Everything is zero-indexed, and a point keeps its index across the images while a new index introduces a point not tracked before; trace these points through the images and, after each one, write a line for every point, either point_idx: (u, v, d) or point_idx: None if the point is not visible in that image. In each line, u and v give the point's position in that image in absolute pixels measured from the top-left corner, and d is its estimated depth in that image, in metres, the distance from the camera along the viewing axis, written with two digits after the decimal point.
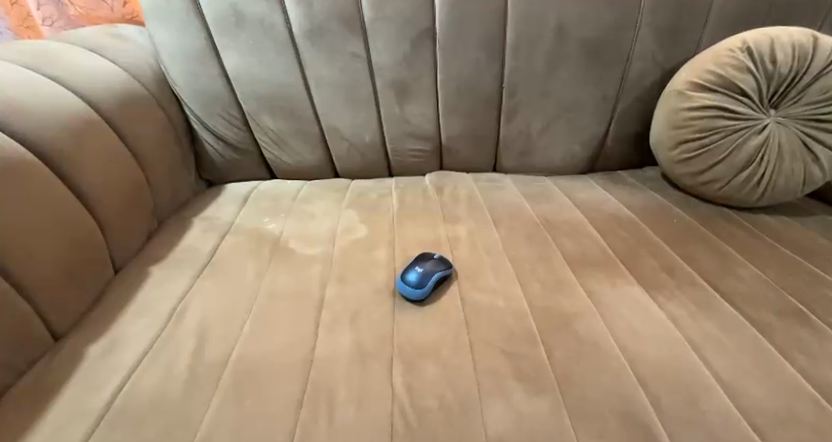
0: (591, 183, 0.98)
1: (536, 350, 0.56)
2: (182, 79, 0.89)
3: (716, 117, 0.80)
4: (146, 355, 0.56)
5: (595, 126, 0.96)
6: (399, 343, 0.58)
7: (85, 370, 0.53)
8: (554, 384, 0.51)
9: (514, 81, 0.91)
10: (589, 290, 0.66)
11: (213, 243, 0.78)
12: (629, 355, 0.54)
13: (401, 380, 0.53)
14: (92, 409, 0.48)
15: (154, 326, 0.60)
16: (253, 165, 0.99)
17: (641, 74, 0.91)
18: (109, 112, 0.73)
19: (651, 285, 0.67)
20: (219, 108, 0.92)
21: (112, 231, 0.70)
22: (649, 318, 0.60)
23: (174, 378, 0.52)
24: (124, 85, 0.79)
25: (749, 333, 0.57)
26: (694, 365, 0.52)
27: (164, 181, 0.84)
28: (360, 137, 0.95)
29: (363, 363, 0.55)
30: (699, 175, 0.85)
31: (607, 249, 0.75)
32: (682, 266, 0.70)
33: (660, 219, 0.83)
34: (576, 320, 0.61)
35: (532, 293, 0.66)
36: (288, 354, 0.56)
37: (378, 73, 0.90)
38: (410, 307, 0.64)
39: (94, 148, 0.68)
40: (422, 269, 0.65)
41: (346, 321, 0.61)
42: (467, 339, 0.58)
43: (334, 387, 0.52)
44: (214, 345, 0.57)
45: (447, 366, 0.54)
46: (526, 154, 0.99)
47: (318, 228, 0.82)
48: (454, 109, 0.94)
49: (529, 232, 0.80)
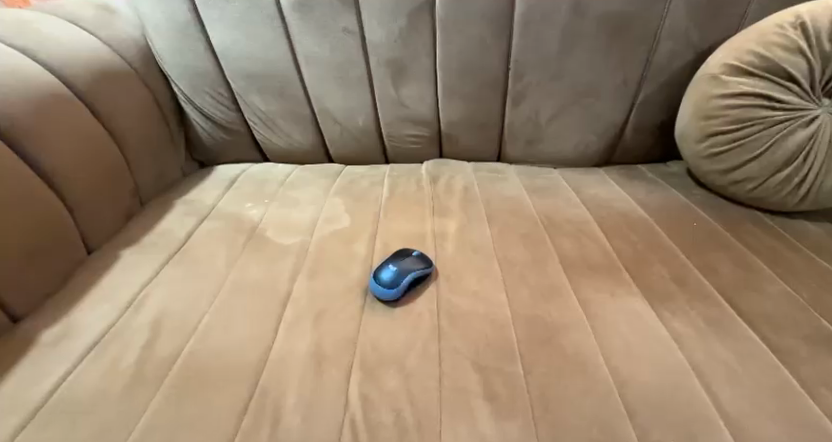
0: (604, 178, 0.88)
1: (512, 365, 0.49)
2: (169, 56, 0.86)
3: (752, 106, 0.69)
4: (96, 346, 0.53)
5: (612, 114, 0.86)
6: (361, 347, 0.53)
7: (33, 358, 0.51)
8: (528, 404, 0.44)
9: (522, 61, 0.82)
10: (584, 300, 0.59)
11: (190, 227, 0.75)
12: (620, 377, 0.47)
13: (356, 389, 0.47)
14: (28, 403, 0.45)
15: (111, 315, 0.58)
16: (243, 147, 0.95)
17: (669, 55, 0.80)
18: (85, 89, 0.72)
19: (657, 298, 0.58)
20: (207, 87, 0.88)
21: (82, 212, 0.68)
22: (649, 336, 0.52)
23: (119, 374, 0.49)
24: (102, 60, 0.76)
25: (768, 361, 0.48)
26: (698, 393, 0.44)
27: (146, 161, 0.82)
28: (354, 121, 0.90)
29: (318, 368, 0.50)
30: (729, 173, 0.74)
31: (611, 252, 0.67)
32: (696, 277, 0.61)
33: (677, 222, 0.74)
34: (563, 333, 0.53)
35: (517, 300, 0.59)
36: (241, 353, 0.52)
37: (372, 51, 0.83)
38: (380, 308, 0.59)
39: (63, 125, 0.66)
40: (396, 267, 0.60)
41: (309, 320, 0.57)
42: (436, 348, 0.52)
43: (281, 392, 0.47)
44: (168, 339, 0.54)
45: (409, 377, 0.49)
46: (533, 143, 0.90)
47: (299, 216, 0.77)
48: (455, 91, 0.86)
49: (525, 230, 0.72)
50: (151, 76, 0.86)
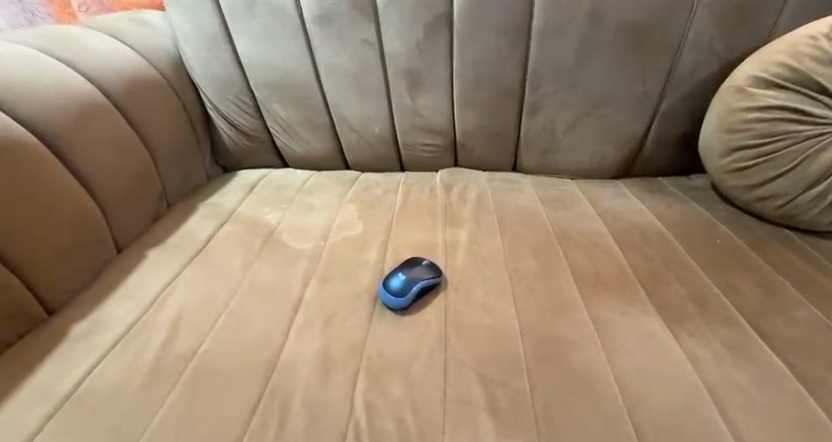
0: (622, 190, 0.87)
1: (518, 379, 0.49)
2: (197, 66, 0.90)
3: (781, 120, 0.66)
4: (120, 341, 0.56)
5: (632, 125, 0.84)
6: (368, 355, 0.54)
7: (62, 350, 0.54)
8: (533, 420, 0.44)
9: (539, 71, 0.82)
10: (594, 315, 0.58)
11: (210, 230, 0.77)
12: (628, 398, 0.46)
13: (362, 396, 0.48)
14: (57, 392, 0.48)
15: (135, 311, 0.60)
16: (264, 153, 0.98)
17: (692, 66, 0.78)
18: (120, 98, 0.76)
19: (671, 317, 0.57)
20: (232, 95, 0.92)
21: (112, 212, 0.72)
22: (661, 357, 0.51)
23: (139, 369, 0.51)
24: (135, 69, 0.81)
25: (790, 388, 0.46)
26: (711, 418, 0.43)
27: (173, 165, 0.86)
28: (370, 129, 0.91)
29: (326, 373, 0.51)
30: (755, 189, 0.70)
31: (625, 267, 0.66)
32: (714, 296, 0.59)
33: (697, 237, 0.71)
34: (571, 349, 0.53)
35: (525, 313, 0.58)
36: (253, 355, 0.54)
37: (390, 62, 0.85)
38: (389, 316, 0.59)
39: (96, 130, 0.70)
40: (406, 275, 0.60)
41: (319, 325, 0.58)
42: (441, 359, 0.52)
43: (291, 397, 0.48)
44: (185, 337, 0.56)
45: (414, 387, 0.49)
46: (549, 154, 0.89)
47: (315, 221, 0.79)
48: (471, 101, 0.86)
49: (538, 242, 0.72)
50: (181, 84, 0.90)
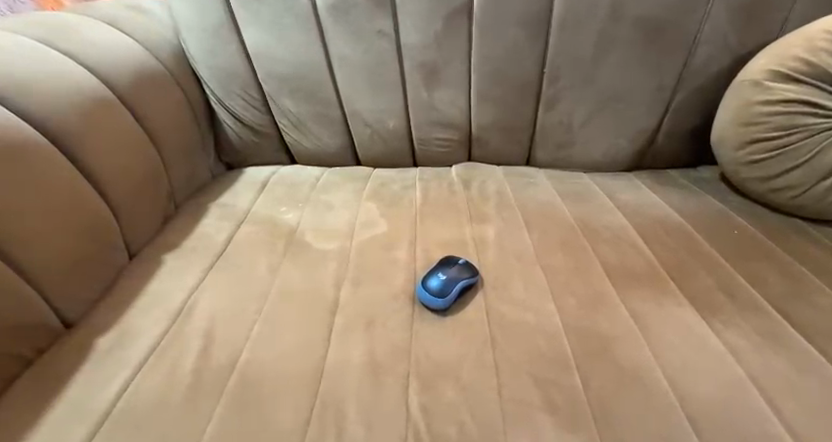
0: (636, 183, 0.89)
1: (571, 377, 0.50)
2: (201, 57, 0.86)
3: (798, 114, 0.68)
4: (153, 353, 0.53)
5: (646, 119, 0.86)
6: (416, 357, 0.53)
7: (90, 366, 0.51)
8: (591, 418, 0.45)
9: (557, 64, 0.82)
10: (631, 309, 0.59)
11: (228, 232, 0.74)
12: (678, 391, 0.47)
13: (417, 400, 0.47)
14: (95, 410, 0.45)
15: (162, 322, 0.57)
16: (271, 149, 0.95)
17: (706, 60, 0.79)
18: (124, 91, 0.71)
19: (704, 308, 0.59)
20: (237, 87, 0.88)
21: (123, 215, 0.67)
22: (701, 349, 0.53)
23: (177, 383, 0.49)
24: (137, 60, 0.76)
25: (827, 374, 0.48)
26: (761, 409, 0.44)
27: (179, 163, 0.82)
28: (385, 124, 0.89)
29: (376, 378, 0.50)
30: (769, 181, 0.73)
31: (653, 260, 0.68)
32: (742, 287, 0.62)
33: (715, 228, 0.74)
34: (615, 345, 0.54)
35: (566, 310, 0.59)
36: (298, 362, 0.52)
37: (406, 54, 0.83)
38: (430, 317, 0.59)
39: (102, 127, 0.65)
40: (445, 275, 0.60)
41: (360, 329, 0.57)
42: (491, 359, 0.52)
43: (344, 404, 0.47)
44: (222, 348, 0.54)
45: (468, 388, 0.49)
46: (563, 147, 0.90)
47: (336, 221, 0.77)
48: (488, 94, 0.86)
49: (564, 237, 0.73)
50: (183, 77, 0.86)
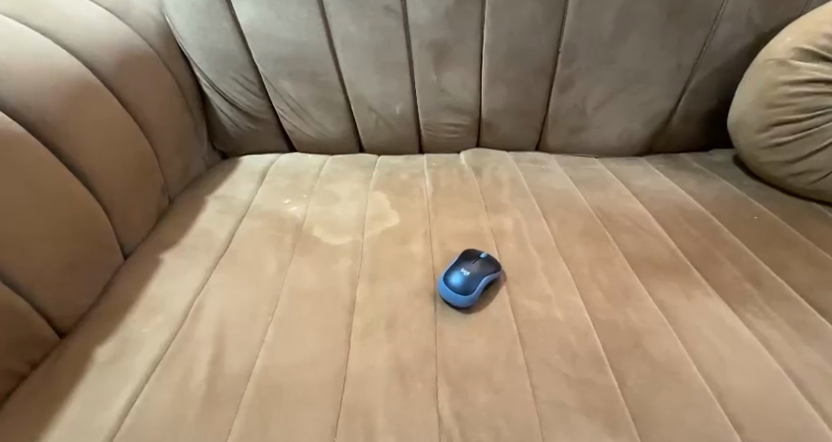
0: (650, 168, 0.87)
1: (605, 375, 0.47)
2: (190, 36, 0.80)
3: (825, 94, 0.67)
4: (159, 363, 0.49)
5: (661, 102, 0.85)
6: (443, 358, 0.50)
7: (92, 378, 0.47)
8: (631, 421, 0.42)
9: (573, 44, 0.80)
10: (659, 301, 0.58)
11: (230, 227, 0.70)
12: (717, 387, 0.45)
13: (448, 406, 0.44)
14: (101, 430, 0.40)
15: (167, 327, 0.53)
16: (270, 137, 0.90)
17: (728, 37, 0.79)
18: (109, 75, 0.65)
19: (733, 298, 0.58)
20: (232, 71, 0.83)
21: (116, 211, 0.62)
22: (736, 341, 0.51)
23: (189, 392, 0.45)
24: (119, 40, 0.69)
25: None
26: (806, 405, 0.43)
27: (172, 153, 0.76)
28: (392, 109, 0.86)
29: (402, 382, 0.47)
30: (791, 165, 0.73)
31: (675, 249, 0.67)
32: (769, 276, 0.61)
33: (735, 215, 0.73)
34: (647, 338, 0.52)
35: (594, 303, 0.57)
36: (316, 369, 0.49)
37: (414, 33, 0.80)
38: (454, 315, 0.56)
39: (91, 115, 0.60)
40: (468, 271, 0.57)
41: (381, 330, 0.54)
42: (522, 358, 0.50)
43: (372, 410, 0.44)
44: (235, 353, 0.50)
45: (501, 390, 0.46)
46: (577, 131, 0.89)
47: (345, 214, 0.74)
48: (501, 76, 0.84)
49: (584, 227, 0.71)
50: (172, 59, 0.80)
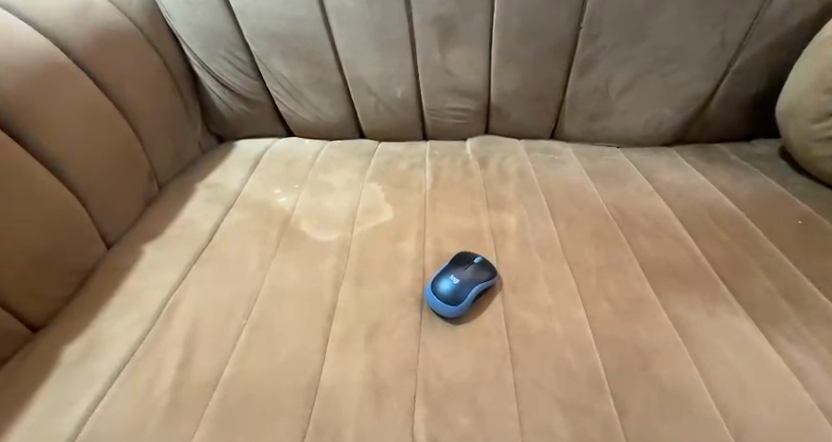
0: (677, 161, 0.79)
1: (605, 401, 0.41)
2: (179, 14, 0.76)
3: None
4: (126, 365, 0.46)
5: (696, 85, 0.75)
6: (423, 373, 0.46)
7: (56, 379, 0.44)
8: None
9: (597, 18, 0.71)
10: (675, 317, 0.51)
11: (216, 217, 0.67)
12: (739, 421, 0.39)
13: (423, 429, 0.39)
14: (54, 437, 0.38)
15: (139, 325, 0.51)
16: (267, 120, 0.86)
17: (784, 9, 0.68)
18: (85, 56, 0.61)
19: (765, 317, 0.50)
20: (224, 50, 0.78)
21: (96, 200, 0.60)
22: (764, 367, 0.44)
23: (150, 398, 0.42)
24: (96, 15, 0.66)
25: None
26: None
27: (160, 138, 0.73)
28: (393, 92, 0.80)
29: (376, 398, 0.43)
30: None
31: (699, 256, 0.59)
32: (809, 291, 0.52)
33: (776, 218, 0.64)
34: (658, 360, 0.46)
35: (598, 317, 0.51)
36: (286, 378, 0.45)
37: (417, 7, 0.73)
38: (441, 325, 0.51)
39: (63, 100, 0.57)
40: (458, 278, 0.52)
41: (360, 338, 0.50)
42: (511, 376, 0.45)
43: (338, 428, 0.39)
44: (205, 355, 0.48)
45: (483, 413, 0.41)
46: (597, 118, 0.81)
47: (337, 206, 0.70)
48: (513, 56, 0.76)
49: (595, 229, 0.64)
50: (160, 39, 0.76)
